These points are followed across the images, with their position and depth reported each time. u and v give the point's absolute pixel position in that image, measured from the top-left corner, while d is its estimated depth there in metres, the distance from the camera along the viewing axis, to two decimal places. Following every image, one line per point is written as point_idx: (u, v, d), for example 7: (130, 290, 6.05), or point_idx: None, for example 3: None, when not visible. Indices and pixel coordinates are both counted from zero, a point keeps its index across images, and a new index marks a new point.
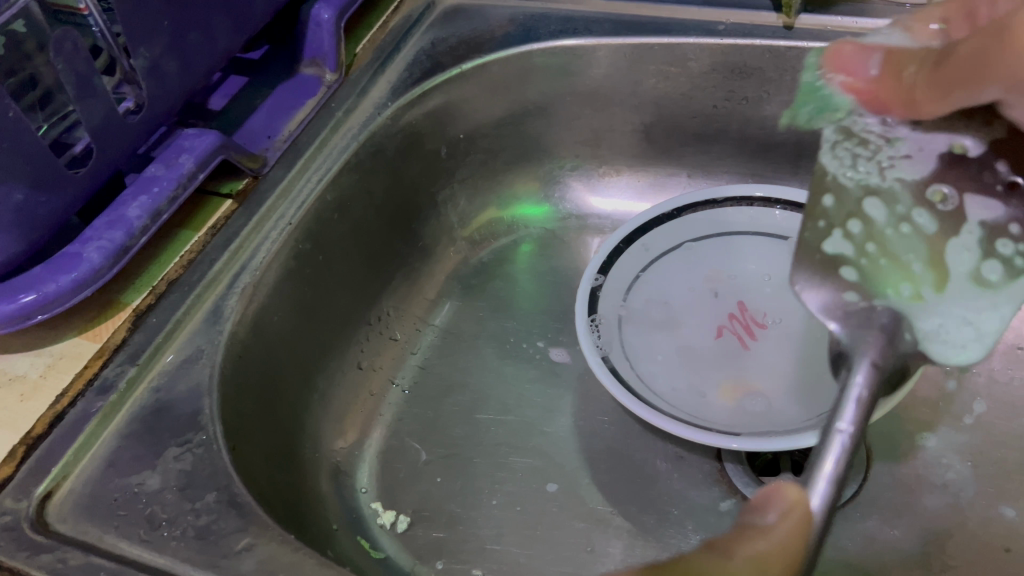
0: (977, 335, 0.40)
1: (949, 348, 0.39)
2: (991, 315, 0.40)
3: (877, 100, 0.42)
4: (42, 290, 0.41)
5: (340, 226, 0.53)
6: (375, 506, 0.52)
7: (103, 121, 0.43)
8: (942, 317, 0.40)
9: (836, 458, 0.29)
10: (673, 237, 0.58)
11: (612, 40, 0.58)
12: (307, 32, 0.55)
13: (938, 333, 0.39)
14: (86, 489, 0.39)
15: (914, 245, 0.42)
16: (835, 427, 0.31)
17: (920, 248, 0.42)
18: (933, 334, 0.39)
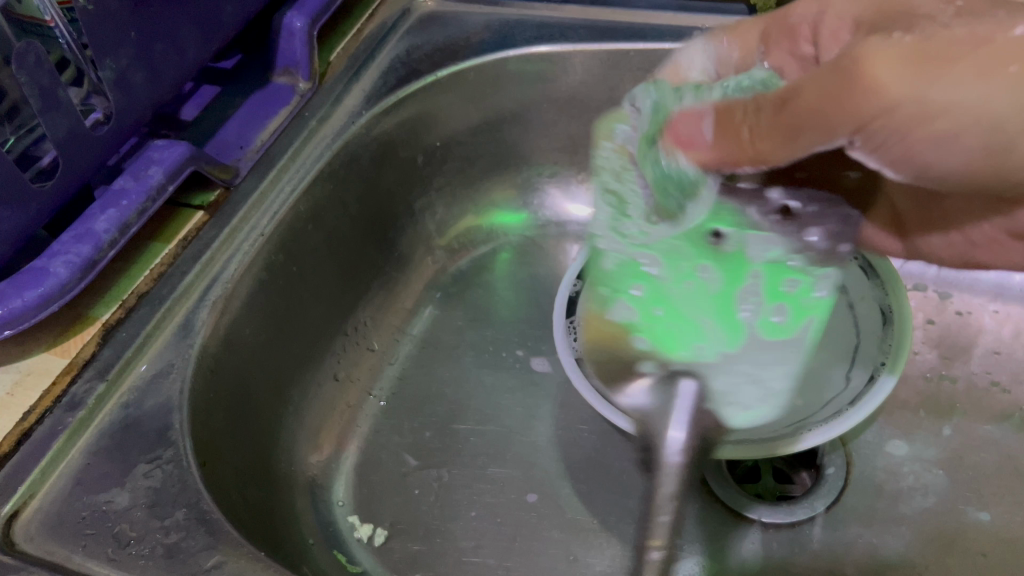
0: (763, 395, 0.44)
1: (739, 414, 0.44)
2: (774, 375, 0.45)
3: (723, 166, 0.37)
4: (7, 306, 0.40)
5: (315, 236, 0.53)
6: (352, 520, 0.51)
7: (69, 134, 0.43)
8: (730, 377, 0.43)
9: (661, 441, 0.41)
10: None
11: (586, 46, 0.58)
12: (279, 41, 0.55)
13: (726, 396, 0.43)
14: (53, 508, 0.38)
15: (700, 306, 0.43)
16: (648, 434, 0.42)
17: (703, 307, 0.43)
18: (726, 394, 0.43)
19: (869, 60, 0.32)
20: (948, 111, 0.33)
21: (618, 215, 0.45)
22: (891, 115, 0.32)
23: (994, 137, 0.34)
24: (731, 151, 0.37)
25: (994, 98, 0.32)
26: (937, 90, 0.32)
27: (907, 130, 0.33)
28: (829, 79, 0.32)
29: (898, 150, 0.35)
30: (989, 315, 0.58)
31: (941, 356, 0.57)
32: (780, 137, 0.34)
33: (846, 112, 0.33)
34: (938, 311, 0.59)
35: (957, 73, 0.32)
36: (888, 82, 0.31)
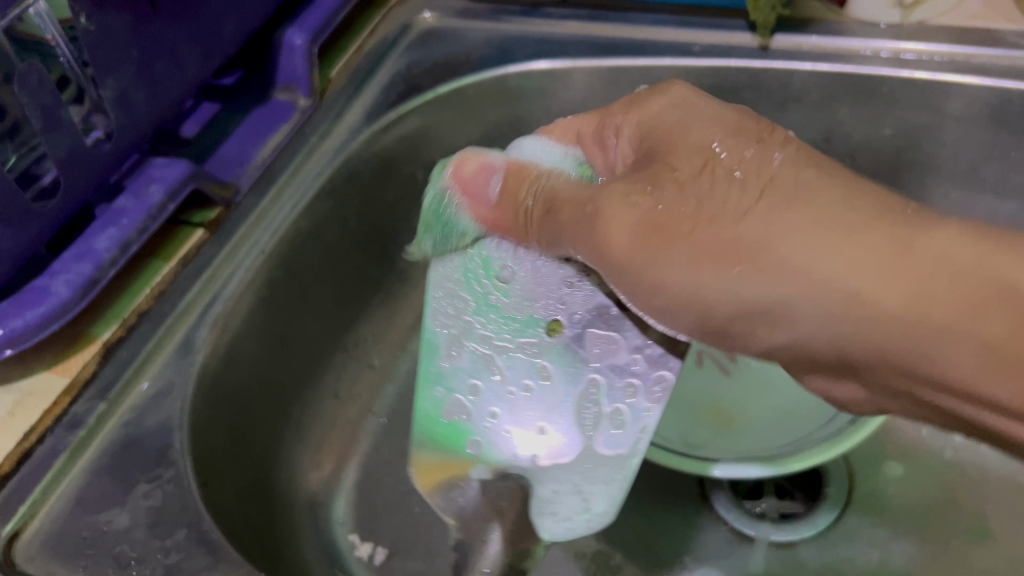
0: (581, 510, 0.40)
1: (554, 523, 0.40)
2: (598, 494, 0.40)
3: (497, 224, 0.45)
4: (9, 325, 0.40)
5: (315, 253, 0.53)
6: (353, 538, 0.51)
7: (70, 154, 0.43)
8: (556, 485, 0.41)
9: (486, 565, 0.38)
10: None
11: (587, 62, 0.58)
12: (280, 57, 0.55)
13: (545, 504, 0.40)
14: (53, 528, 0.38)
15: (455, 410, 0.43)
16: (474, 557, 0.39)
17: (451, 415, 0.43)
18: (545, 502, 0.40)
19: (602, 222, 0.39)
20: (732, 289, 0.37)
21: (470, 314, 0.45)
22: (630, 271, 0.39)
23: (751, 312, 0.37)
24: (504, 214, 0.44)
25: (754, 289, 0.36)
26: (673, 264, 0.37)
27: (652, 295, 0.39)
28: (581, 229, 0.40)
29: (657, 291, 0.38)
30: None
31: None
32: (548, 237, 0.42)
33: (597, 257, 0.40)
34: None
35: (678, 256, 0.37)
36: (616, 244, 0.38)
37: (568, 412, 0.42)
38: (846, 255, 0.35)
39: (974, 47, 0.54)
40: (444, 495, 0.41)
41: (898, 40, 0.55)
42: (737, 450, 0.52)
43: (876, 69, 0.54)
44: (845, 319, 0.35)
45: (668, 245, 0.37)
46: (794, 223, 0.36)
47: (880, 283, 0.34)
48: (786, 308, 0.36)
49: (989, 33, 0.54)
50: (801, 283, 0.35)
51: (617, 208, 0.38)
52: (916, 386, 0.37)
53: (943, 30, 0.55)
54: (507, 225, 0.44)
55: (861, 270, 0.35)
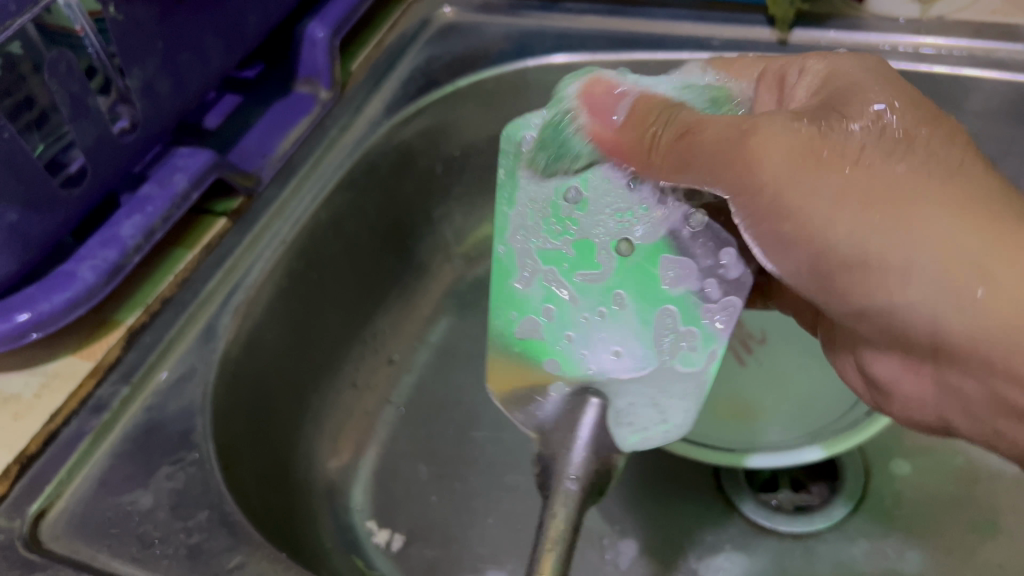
0: (659, 422, 0.41)
1: (630, 434, 0.41)
2: (677, 406, 0.41)
3: (616, 151, 0.41)
4: (36, 309, 0.41)
5: (335, 244, 0.53)
6: (370, 525, 0.52)
7: (96, 142, 0.43)
8: (630, 398, 0.41)
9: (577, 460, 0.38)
10: None
11: (606, 56, 0.58)
12: (301, 50, 0.56)
13: (621, 416, 0.41)
14: (79, 508, 0.39)
15: (524, 318, 0.44)
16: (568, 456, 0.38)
17: (522, 322, 0.44)
18: (622, 414, 0.41)
19: (755, 147, 0.35)
20: (840, 240, 0.34)
21: (543, 227, 0.44)
22: (761, 196, 0.35)
23: (840, 266, 0.35)
24: (628, 138, 0.40)
25: (847, 236, 0.34)
26: (814, 193, 0.34)
27: (780, 221, 0.35)
28: (730, 144, 0.36)
29: (753, 215, 0.36)
30: None
31: None
32: (672, 161, 0.38)
33: (733, 178, 0.36)
34: None
35: (826, 188, 0.34)
36: (767, 164, 0.35)
37: (644, 335, 0.42)
38: (945, 236, 0.32)
39: (992, 42, 0.54)
40: (523, 411, 0.42)
41: (917, 35, 0.55)
42: (756, 439, 0.52)
43: (894, 63, 0.54)
44: (936, 291, 0.33)
45: (815, 172, 0.34)
46: (934, 209, 0.32)
47: (972, 303, 0.32)
48: (871, 266, 0.34)
49: (1008, 28, 0.54)
50: (934, 261, 0.32)
51: (773, 130, 0.35)
52: (941, 379, 0.38)
53: (961, 26, 0.55)
54: (628, 149, 0.40)
55: (957, 259, 0.32)
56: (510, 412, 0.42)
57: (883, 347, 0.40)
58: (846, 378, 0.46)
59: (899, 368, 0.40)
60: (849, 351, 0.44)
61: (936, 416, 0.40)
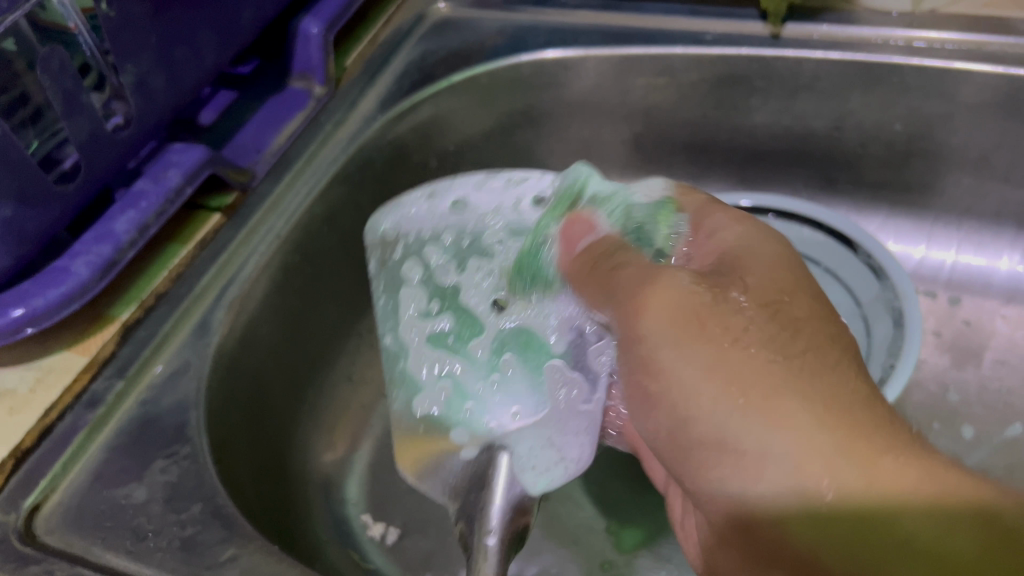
0: (558, 460, 0.42)
1: (535, 476, 0.42)
2: (573, 442, 0.42)
3: (564, 273, 0.43)
4: (30, 305, 0.41)
5: (329, 238, 0.54)
6: (365, 518, 0.52)
7: (90, 138, 0.44)
8: (529, 441, 0.42)
9: (495, 512, 0.40)
10: None
11: (599, 51, 0.59)
12: (296, 45, 0.56)
13: (523, 462, 0.42)
14: (73, 500, 0.39)
15: (427, 391, 0.44)
16: (485, 513, 0.40)
17: (417, 392, 0.45)
18: (523, 458, 0.42)
19: (644, 290, 0.37)
20: (706, 418, 0.35)
21: (425, 317, 0.46)
22: (649, 337, 0.37)
23: (694, 440, 0.36)
24: (575, 267, 0.42)
25: (713, 413, 0.35)
26: (690, 358, 0.35)
27: (646, 376, 0.38)
28: (635, 286, 0.38)
29: (635, 355, 0.38)
30: (1002, 319, 0.62)
31: (954, 357, 0.61)
32: (597, 292, 0.40)
33: (623, 317, 0.38)
34: (950, 317, 0.63)
35: (696, 354, 0.35)
36: (651, 314, 0.37)
37: (532, 390, 0.43)
38: (799, 440, 0.33)
39: (984, 36, 0.54)
40: (429, 479, 0.45)
41: (909, 28, 0.55)
42: None
43: (889, 56, 0.54)
44: (776, 494, 0.33)
45: (692, 340, 0.35)
46: (799, 403, 0.33)
47: (811, 499, 0.32)
48: (726, 446, 0.35)
49: (1001, 20, 0.54)
50: (778, 458, 0.33)
51: (671, 291, 0.37)
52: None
53: (955, 19, 0.55)
54: (576, 276, 0.42)
55: (810, 458, 0.32)
56: (417, 479, 0.44)
57: (705, 520, 0.38)
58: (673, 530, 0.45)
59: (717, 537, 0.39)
60: (687, 516, 0.42)
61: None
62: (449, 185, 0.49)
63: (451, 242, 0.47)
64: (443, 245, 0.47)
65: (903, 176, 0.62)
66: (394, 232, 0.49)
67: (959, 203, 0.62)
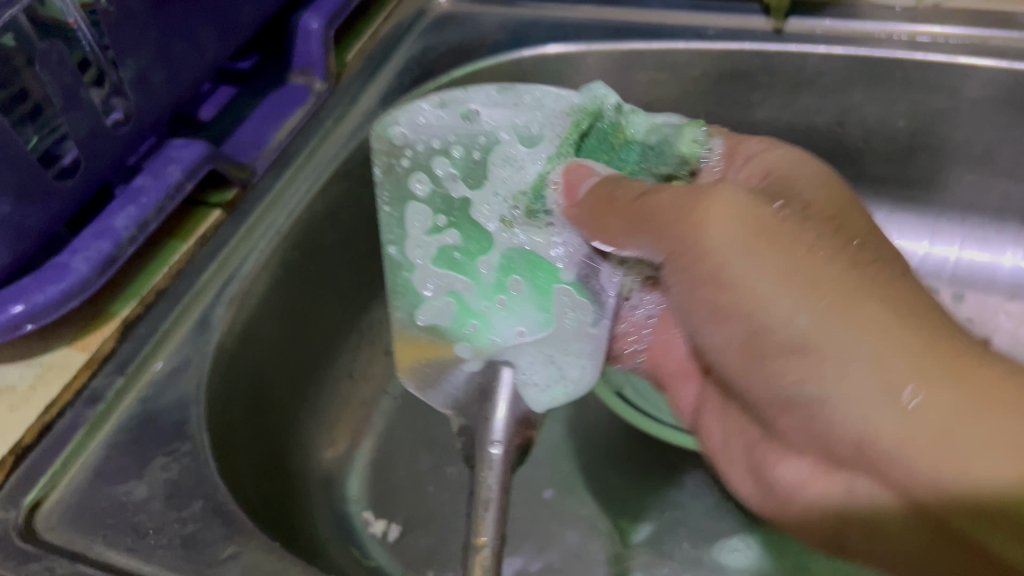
0: (558, 378, 0.43)
1: (540, 394, 0.43)
2: (574, 362, 0.43)
3: (583, 226, 0.43)
4: (30, 301, 0.41)
5: (329, 235, 0.53)
6: (367, 515, 0.52)
7: (89, 134, 0.44)
8: (529, 356, 0.44)
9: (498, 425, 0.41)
10: None
11: (600, 46, 0.58)
12: (296, 41, 0.55)
13: (525, 381, 0.43)
14: (74, 498, 0.39)
15: (419, 302, 0.46)
16: (488, 441, 0.40)
17: (417, 301, 0.46)
18: (525, 377, 0.43)
19: (692, 210, 0.38)
20: (780, 318, 0.36)
21: (433, 232, 0.46)
22: (716, 252, 0.37)
23: (775, 347, 0.37)
24: (592, 228, 0.43)
25: (794, 315, 0.36)
26: (760, 269, 0.36)
27: (717, 290, 0.38)
28: (684, 203, 0.38)
29: (699, 275, 0.39)
30: (1006, 315, 0.63)
31: None
32: (628, 224, 0.41)
33: (676, 239, 0.39)
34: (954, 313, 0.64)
35: (772, 266, 0.36)
36: (712, 227, 0.37)
37: (544, 308, 0.44)
38: (879, 334, 0.34)
39: (988, 29, 0.54)
40: (430, 387, 0.44)
41: (913, 23, 0.55)
42: None
43: (893, 51, 0.54)
44: (867, 410, 0.34)
45: (764, 245, 0.37)
46: (876, 304, 0.34)
47: (899, 409, 0.33)
48: (806, 352, 0.36)
49: (1004, 15, 0.54)
50: (855, 364, 0.34)
51: (726, 199, 0.37)
52: (852, 483, 0.37)
53: (958, 13, 0.55)
54: (590, 226, 0.43)
55: (892, 358, 0.33)
56: (417, 387, 0.44)
57: (796, 445, 0.40)
58: (734, 477, 0.46)
59: (810, 470, 0.40)
60: (757, 461, 0.43)
61: (833, 531, 0.39)
62: (461, 95, 0.47)
63: (461, 155, 0.46)
64: (452, 156, 0.46)
65: (906, 172, 0.62)
66: (438, 106, 0.47)
67: (962, 199, 0.62)
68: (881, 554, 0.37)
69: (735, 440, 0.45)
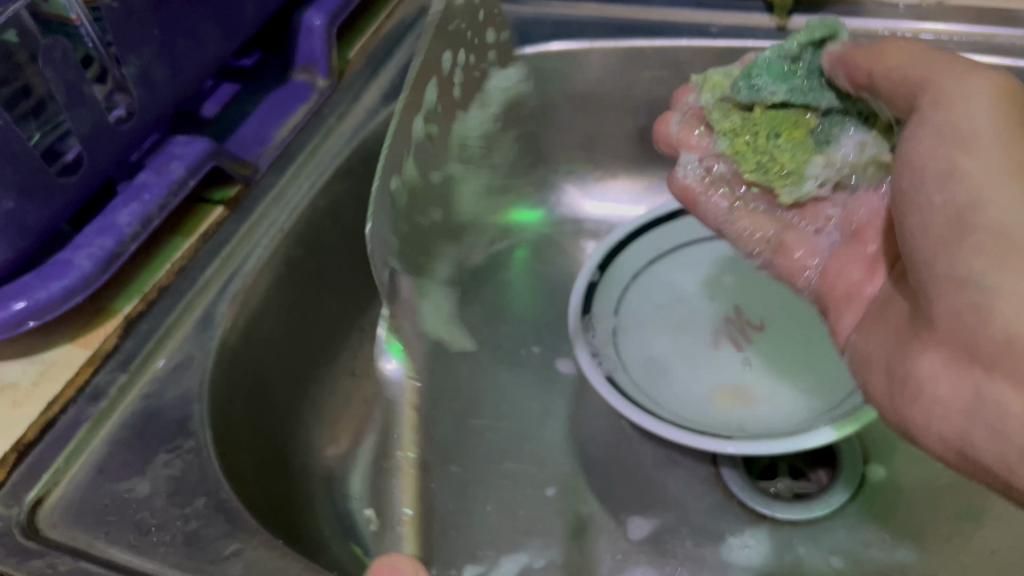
0: None
1: None
2: None
3: (853, 62, 0.40)
4: (32, 297, 0.41)
5: (332, 232, 0.53)
6: (369, 514, 0.51)
7: (93, 129, 0.43)
8: None
9: None
10: (653, 246, 0.61)
11: (604, 43, 0.59)
12: (298, 38, 0.55)
13: None
14: (77, 494, 0.39)
15: None
16: None
17: None
18: None
19: (964, 90, 0.35)
20: (995, 200, 0.33)
21: None
22: (957, 116, 0.35)
23: (972, 226, 0.33)
24: (867, 58, 0.40)
25: (1008, 203, 0.32)
26: (995, 151, 0.34)
27: (941, 147, 0.35)
28: (942, 68, 0.37)
29: (926, 150, 0.36)
30: None
31: None
32: (908, 53, 0.38)
33: (917, 79, 0.37)
34: None
35: (993, 160, 0.33)
36: (965, 108, 0.35)
37: None
38: None
39: (993, 27, 0.54)
40: None
41: (916, 21, 0.55)
42: (757, 423, 0.53)
43: None
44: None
45: (980, 143, 0.34)
46: None
47: None
48: (1009, 239, 0.32)
49: (1009, 13, 0.54)
50: None
51: (969, 78, 0.36)
52: (982, 386, 0.32)
53: (962, 11, 0.55)
54: (873, 60, 0.39)
55: None
56: None
57: (937, 336, 0.35)
58: (871, 389, 0.40)
59: (942, 368, 0.35)
60: (892, 369, 0.39)
61: (956, 442, 0.34)
62: None
63: None
64: None
65: None
66: None
67: None
68: (1002, 478, 0.32)
69: (872, 347, 0.41)
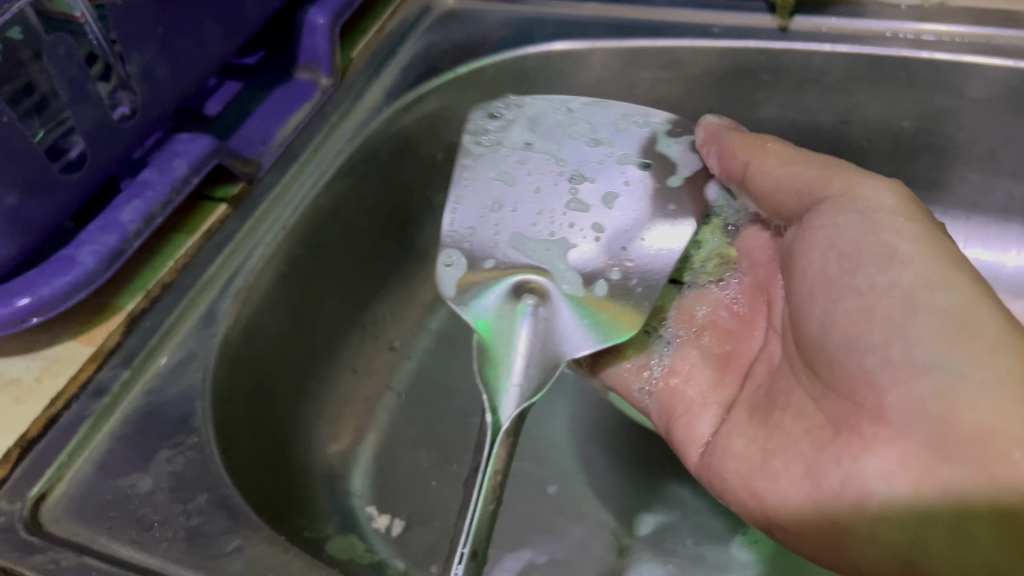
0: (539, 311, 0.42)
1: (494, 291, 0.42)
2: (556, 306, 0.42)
3: (740, 148, 0.45)
4: (36, 294, 0.41)
5: (334, 230, 0.53)
6: (370, 510, 0.52)
7: (95, 126, 0.44)
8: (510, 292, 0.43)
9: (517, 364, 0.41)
10: None
11: (605, 43, 0.58)
12: (301, 37, 0.56)
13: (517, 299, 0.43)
14: (79, 490, 0.39)
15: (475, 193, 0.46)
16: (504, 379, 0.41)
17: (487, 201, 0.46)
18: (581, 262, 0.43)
19: (873, 198, 0.41)
20: (912, 290, 0.37)
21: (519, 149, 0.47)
22: (884, 215, 0.40)
23: (888, 313, 0.38)
24: (748, 150, 0.45)
25: (935, 289, 0.37)
26: (914, 243, 0.39)
27: (885, 262, 0.39)
28: (815, 168, 0.44)
29: (857, 238, 0.40)
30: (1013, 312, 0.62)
31: None
32: (780, 156, 0.45)
33: (812, 178, 0.44)
34: None
35: (929, 268, 0.38)
36: (880, 204, 0.41)
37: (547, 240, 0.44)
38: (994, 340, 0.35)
39: (995, 28, 0.54)
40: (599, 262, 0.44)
41: (919, 22, 0.55)
42: None
43: (899, 49, 0.54)
44: (991, 391, 0.33)
45: (908, 241, 0.39)
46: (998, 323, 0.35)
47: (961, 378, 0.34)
48: (953, 322, 0.36)
49: (1011, 13, 0.54)
50: (981, 340, 0.35)
51: (877, 184, 0.42)
52: (938, 477, 0.34)
53: (964, 12, 0.55)
54: (743, 148, 0.45)
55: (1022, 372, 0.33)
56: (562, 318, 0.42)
57: (875, 440, 0.36)
58: (787, 500, 0.40)
59: (890, 468, 0.35)
60: (789, 481, 0.40)
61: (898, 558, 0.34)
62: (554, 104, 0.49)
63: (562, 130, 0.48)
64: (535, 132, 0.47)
65: (909, 171, 0.62)
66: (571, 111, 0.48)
67: (967, 198, 0.62)
68: None
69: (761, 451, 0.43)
